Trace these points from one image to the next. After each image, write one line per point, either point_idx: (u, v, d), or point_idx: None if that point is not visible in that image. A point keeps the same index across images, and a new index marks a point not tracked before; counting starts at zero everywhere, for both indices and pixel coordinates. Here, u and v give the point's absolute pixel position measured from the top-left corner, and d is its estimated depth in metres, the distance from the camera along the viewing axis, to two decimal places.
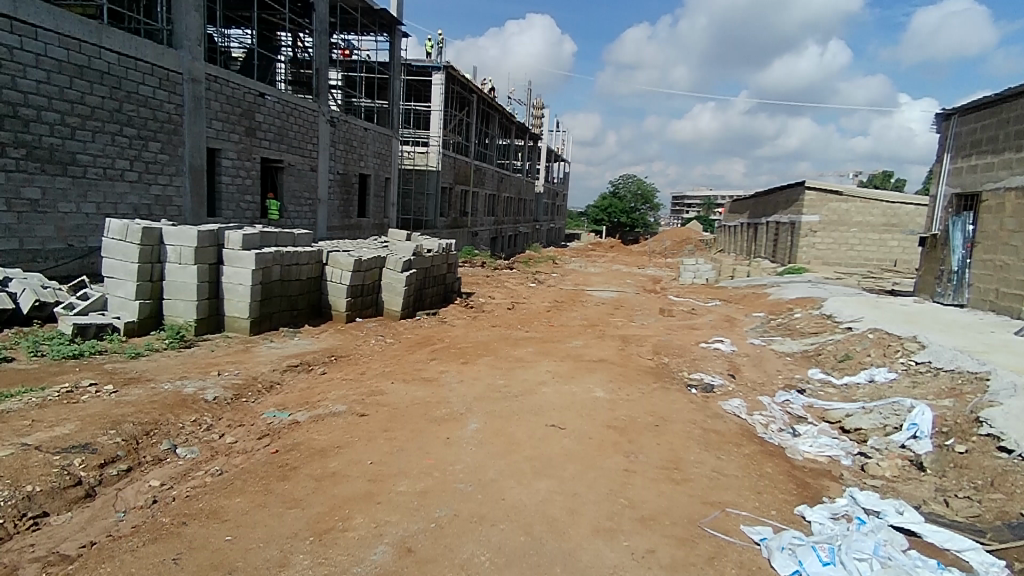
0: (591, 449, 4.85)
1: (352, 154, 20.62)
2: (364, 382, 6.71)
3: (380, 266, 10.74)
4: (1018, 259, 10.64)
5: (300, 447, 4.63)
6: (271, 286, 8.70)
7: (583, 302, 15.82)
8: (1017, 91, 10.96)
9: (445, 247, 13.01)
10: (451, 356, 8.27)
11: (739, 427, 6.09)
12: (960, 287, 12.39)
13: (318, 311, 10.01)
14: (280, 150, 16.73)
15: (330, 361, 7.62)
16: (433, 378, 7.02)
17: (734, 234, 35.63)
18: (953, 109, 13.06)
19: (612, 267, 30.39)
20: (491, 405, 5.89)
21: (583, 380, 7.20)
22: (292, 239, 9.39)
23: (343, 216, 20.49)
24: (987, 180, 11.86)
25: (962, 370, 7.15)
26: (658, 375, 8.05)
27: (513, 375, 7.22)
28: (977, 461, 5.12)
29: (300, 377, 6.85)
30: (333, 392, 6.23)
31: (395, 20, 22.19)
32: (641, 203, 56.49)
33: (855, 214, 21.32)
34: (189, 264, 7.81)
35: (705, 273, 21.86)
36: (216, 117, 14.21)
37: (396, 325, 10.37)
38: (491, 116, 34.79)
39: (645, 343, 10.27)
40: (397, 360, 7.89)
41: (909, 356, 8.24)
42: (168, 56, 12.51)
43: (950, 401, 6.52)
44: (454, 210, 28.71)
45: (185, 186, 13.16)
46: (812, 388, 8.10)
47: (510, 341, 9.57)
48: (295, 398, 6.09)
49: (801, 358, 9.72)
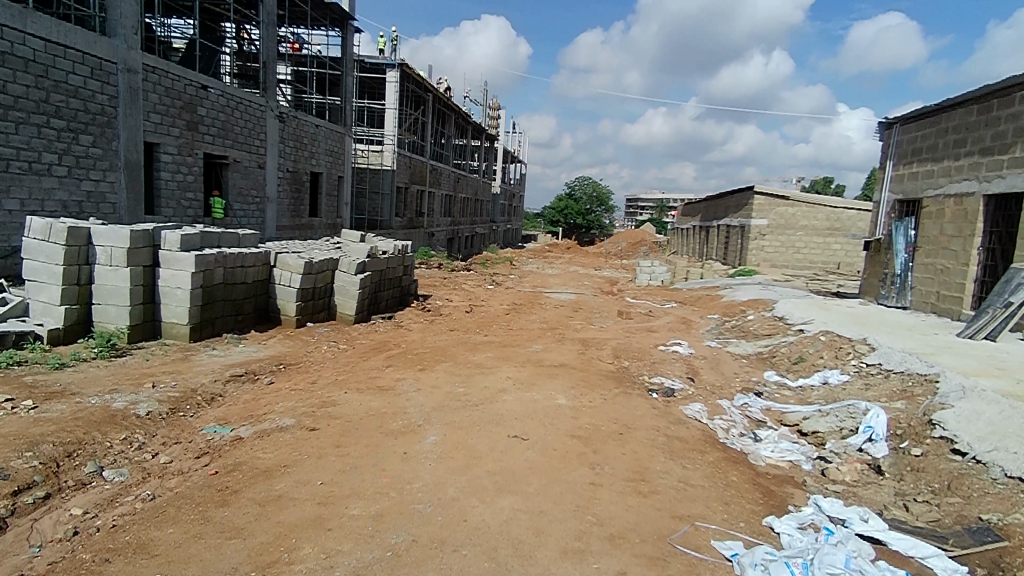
0: (555, 461, 4.66)
1: (302, 151, 19.91)
2: (315, 393, 6.33)
3: (333, 268, 10.31)
4: (956, 263, 11.10)
5: (243, 467, 4.25)
6: (213, 290, 8.18)
7: (541, 304, 15.71)
8: (955, 101, 11.42)
9: (400, 248, 12.65)
10: (408, 362, 7.96)
11: (702, 433, 6.02)
12: (903, 289, 12.86)
13: (266, 316, 9.52)
14: (225, 146, 15.96)
15: (278, 369, 7.20)
16: (389, 386, 6.71)
17: (686, 236, 36.36)
18: (895, 118, 13.55)
19: (569, 269, 30.51)
20: (450, 415, 5.64)
21: (544, 386, 7.01)
22: (236, 240, 8.86)
23: (293, 215, 19.76)
24: (927, 187, 12.34)
25: (911, 372, 7.33)
26: (619, 380, 7.95)
27: (473, 382, 6.98)
28: (933, 464, 5.21)
29: (245, 388, 6.41)
30: (280, 405, 5.84)
31: (347, 15, 21.61)
32: (596, 205, 57.08)
33: (801, 218, 22.02)
34: (121, 266, 7.24)
35: (660, 275, 22.13)
36: (154, 110, 13.41)
37: (349, 330, 9.97)
38: (446, 115, 34.38)
39: (604, 346, 10.19)
40: (350, 368, 7.53)
41: (860, 358, 8.42)
42: (101, 45, 11.70)
43: (902, 403, 6.66)
44: (410, 210, 28.20)
45: (120, 182, 12.37)
46: (769, 390, 8.17)
47: (468, 346, 9.32)
48: (238, 411, 5.67)
49: (756, 360, 9.83)
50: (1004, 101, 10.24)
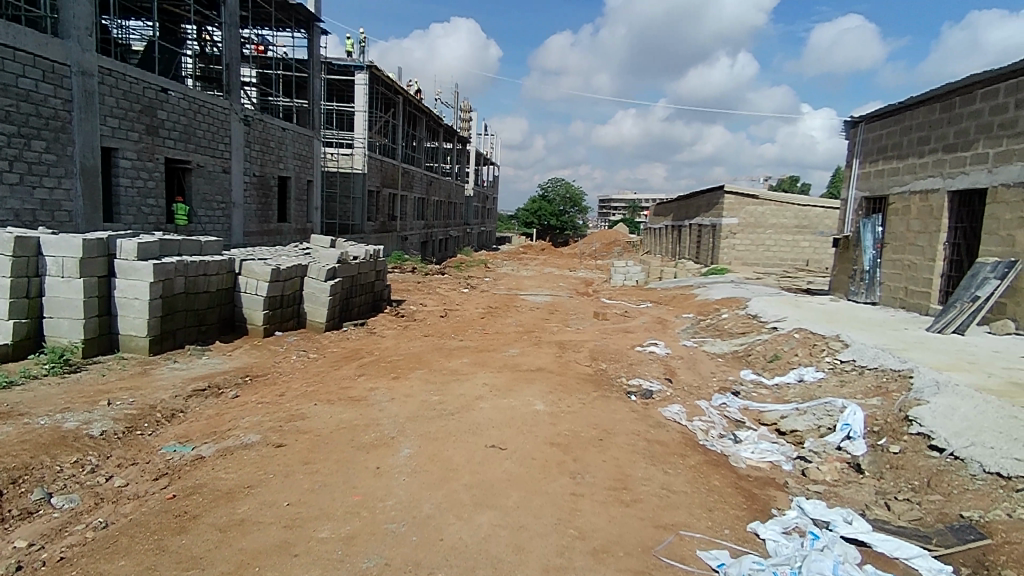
0: (534, 471, 4.51)
1: (269, 155, 19.44)
2: (283, 405, 6.07)
3: (302, 274, 10.01)
4: (923, 259, 11.30)
5: (203, 490, 4.00)
6: (174, 300, 7.83)
7: (517, 307, 15.58)
8: (918, 100, 11.63)
9: (372, 252, 12.37)
10: (380, 371, 7.72)
11: (682, 436, 5.93)
12: (872, 285, 13.06)
13: (232, 325, 9.18)
14: (187, 150, 15.45)
15: (244, 382, 6.89)
16: (361, 397, 6.47)
17: (659, 236, 36.78)
18: (860, 117, 13.78)
19: (544, 270, 30.45)
20: (425, 425, 5.44)
21: (522, 392, 6.85)
22: (198, 247, 8.51)
23: (260, 220, 19.27)
24: (893, 184, 12.56)
25: (885, 368, 7.39)
26: (597, 383, 7.84)
27: (449, 390, 6.79)
28: (912, 461, 5.21)
29: (208, 403, 6.10)
30: (245, 420, 5.56)
31: (313, 16, 21.24)
32: (570, 206, 57.34)
33: (770, 216, 22.34)
34: (73, 278, 6.87)
35: (634, 275, 22.19)
36: (111, 114, 12.90)
37: (320, 338, 9.68)
38: (418, 118, 34.06)
39: (581, 348, 10.09)
40: (321, 378, 7.27)
41: (834, 355, 8.47)
42: (52, 46, 11.21)
43: (878, 400, 6.69)
44: (382, 214, 27.81)
45: (76, 189, 11.88)
46: (746, 389, 8.15)
47: (443, 352, 9.12)
48: (200, 428, 5.38)
49: (733, 359, 9.84)
50: (966, 98, 10.46)
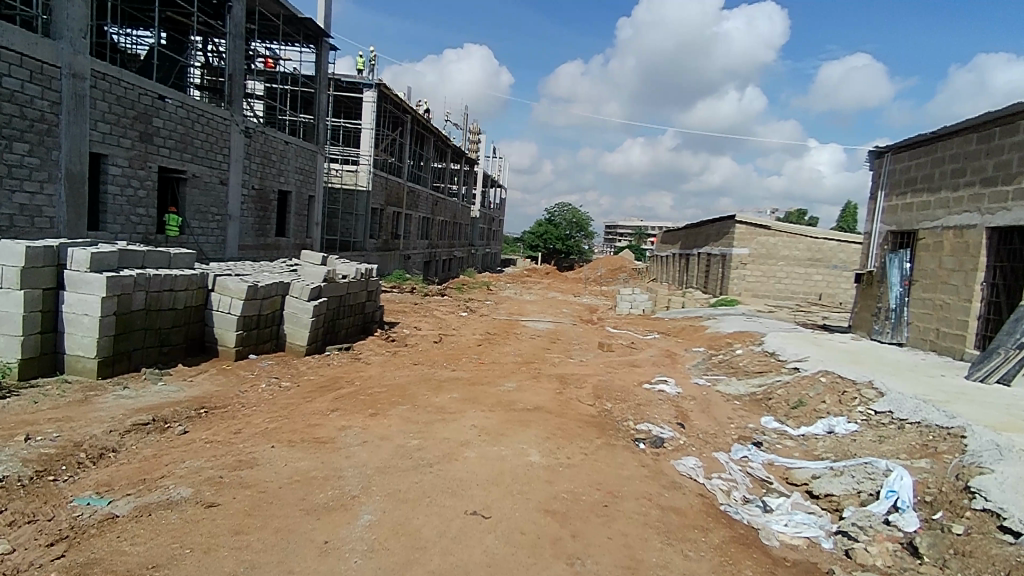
0: (522, 553, 3.62)
1: (270, 168, 18.79)
2: (233, 447, 5.22)
3: (283, 293, 9.20)
4: (958, 299, 10.41)
5: (94, 570, 3.13)
6: (132, 317, 7.03)
7: (517, 334, 14.68)
8: (953, 129, 10.89)
9: (364, 271, 11.56)
10: (357, 405, 6.83)
11: (700, 502, 5.02)
12: (898, 325, 12.16)
13: (201, 347, 8.36)
14: (183, 159, 14.80)
15: (198, 415, 6.05)
16: (328, 438, 5.60)
17: (666, 264, 36.07)
18: (886, 147, 13.06)
19: (549, 295, 29.63)
20: (395, 480, 4.55)
21: (515, 438, 5.95)
22: (166, 259, 7.74)
23: (257, 234, 18.57)
24: (923, 219, 11.73)
25: (929, 425, 6.47)
26: (601, 427, 6.92)
27: (432, 433, 5.90)
28: (981, 546, 4.25)
29: (148, 441, 5.28)
30: (182, 466, 4.72)
31: (323, 31, 20.87)
32: (576, 230, 56.85)
33: (782, 248, 21.52)
34: (12, 289, 6.13)
35: (641, 303, 21.28)
36: (103, 119, 12.27)
37: (298, 363, 8.82)
38: (425, 137, 33.63)
39: (584, 384, 9.19)
40: (288, 412, 6.41)
41: (868, 405, 7.54)
42: (42, 47, 10.62)
43: (926, 462, 5.78)
44: (385, 231, 27.11)
45: (59, 195, 11.21)
46: (769, 440, 7.23)
47: (431, 383, 8.24)
48: (127, 475, 4.55)
49: (751, 403, 8.91)
50: (1007, 129, 9.70)
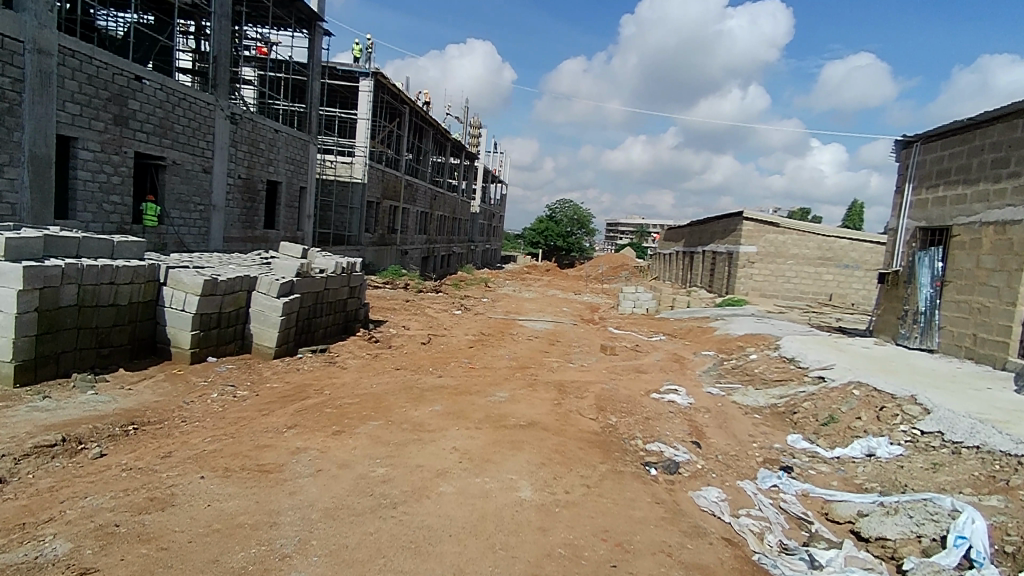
0: None
1: (257, 157, 17.74)
2: (152, 477, 4.22)
3: (249, 288, 8.20)
4: (999, 302, 9.41)
5: None
6: (62, 314, 6.04)
7: (513, 335, 13.66)
8: (992, 115, 9.90)
9: (346, 265, 10.54)
10: (320, 421, 5.81)
11: (732, 555, 4.02)
12: (928, 330, 11.15)
13: (151, 348, 7.39)
14: (162, 146, 13.75)
15: (125, 433, 5.05)
16: (275, 465, 4.59)
17: (669, 262, 35.10)
18: (916, 135, 12.02)
19: (547, 293, 28.65)
20: (343, 529, 3.55)
21: (502, 465, 4.96)
22: (109, 248, 6.73)
23: (244, 225, 17.56)
24: (958, 214, 10.72)
25: (993, 452, 5.49)
26: (605, 449, 5.89)
27: (403, 460, 4.90)
28: None
29: (50, 467, 4.28)
30: (76, 507, 3.70)
31: (316, 15, 19.78)
32: (577, 228, 55.84)
33: (792, 246, 20.44)
34: None
35: (645, 302, 20.25)
36: (72, 100, 11.22)
37: (262, 367, 7.83)
38: (423, 130, 32.55)
39: (585, 394, 8.18)
40: (236, 429, 5.41)
41: (912, 424, 6.54)
42: (3, 18, 9.59)
43: (999, 499, 4.79)
44: (380, 225, 26.04)
45: (22, 180, 10.20)
46: (800, 463, 6.25)
47: (411, 393, 7.22)
48: (4, 516, 3.55)
49: (773, 417, 7.92)
50: None
